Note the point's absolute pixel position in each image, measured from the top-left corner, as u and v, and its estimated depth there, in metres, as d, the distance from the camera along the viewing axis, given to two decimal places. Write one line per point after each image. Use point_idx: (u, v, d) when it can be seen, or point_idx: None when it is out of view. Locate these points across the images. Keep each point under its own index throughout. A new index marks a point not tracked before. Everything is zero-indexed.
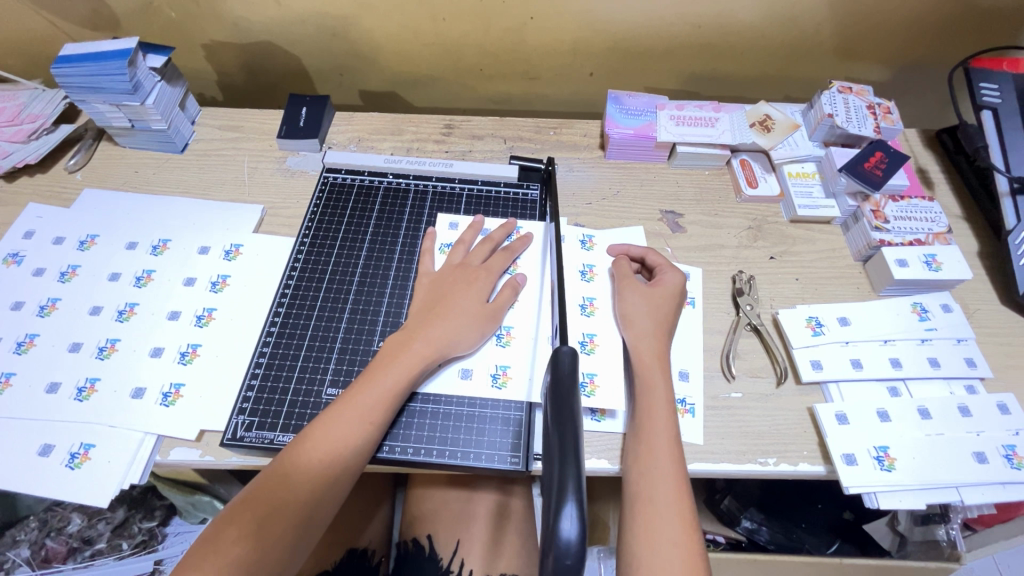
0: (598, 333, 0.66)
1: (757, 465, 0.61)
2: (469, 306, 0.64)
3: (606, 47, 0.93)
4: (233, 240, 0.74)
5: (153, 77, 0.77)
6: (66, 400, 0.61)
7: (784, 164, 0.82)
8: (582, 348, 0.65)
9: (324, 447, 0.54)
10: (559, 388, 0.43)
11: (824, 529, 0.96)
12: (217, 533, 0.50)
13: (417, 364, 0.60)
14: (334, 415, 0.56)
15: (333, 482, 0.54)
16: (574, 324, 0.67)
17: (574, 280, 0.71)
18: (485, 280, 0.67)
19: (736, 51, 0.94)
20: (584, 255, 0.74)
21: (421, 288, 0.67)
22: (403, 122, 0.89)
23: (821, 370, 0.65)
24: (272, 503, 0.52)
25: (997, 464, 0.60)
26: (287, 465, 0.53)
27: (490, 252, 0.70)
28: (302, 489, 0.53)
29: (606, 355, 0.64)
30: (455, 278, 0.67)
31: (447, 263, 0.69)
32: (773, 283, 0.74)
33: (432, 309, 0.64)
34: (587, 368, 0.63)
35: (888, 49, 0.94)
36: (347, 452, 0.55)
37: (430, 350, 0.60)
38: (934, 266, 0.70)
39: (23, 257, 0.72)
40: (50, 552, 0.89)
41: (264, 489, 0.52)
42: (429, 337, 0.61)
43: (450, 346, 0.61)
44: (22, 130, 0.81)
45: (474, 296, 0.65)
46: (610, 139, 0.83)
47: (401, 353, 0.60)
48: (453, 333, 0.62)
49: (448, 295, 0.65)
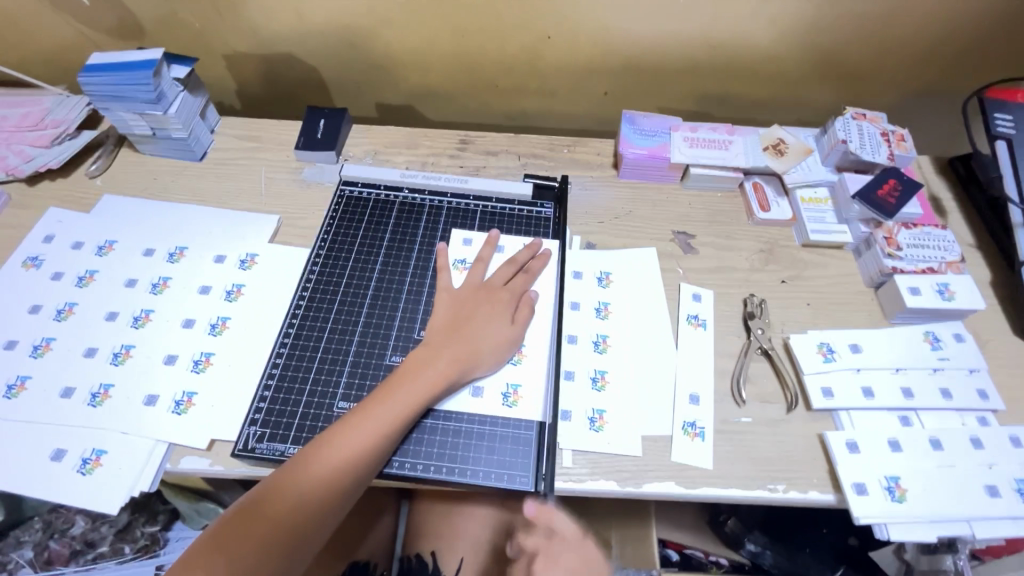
0: (609, 370, 0.66)
1: (766, 492, 0.60)
2: (491, 327, 0.65)
3: (622, 67, 0.94)
4: (249, 250, 0.75)
5: (176, 87, 0.78)
6: (79, 405, 0.61)
7: (796, 188, 0.83)
8: (591, 384, 0.65)
9: (334, 458, 0.54)
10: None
11: (827, 555, 0.95)
12: (221, 537, 0.51)
13: (436, 382, 0.60)
14: (345, 427, 0.56)
15: (341, 495, 0.54)
16: (585, 358, 0.67)
17: (588, 315, 0.71)
18: (506, 303, 0.68)
19: (750, 74, 0.95)
20: (598, 292, 0.73)
21: (440, 305, 0.68)
22: (419, 136, 0.90)
23: (832, 397, 0.65)
24: (278, 512, 0.52)
25: (1009, 498, 0.59)
26: (295, 475, 0.53)
27: (512, 274, 0.71)
28: (309, 499, 0.53)
29: (618, 394, 0.65)
30: (476, 298, 0.68)
31: (468, 282, 0.70)
32: (784, 307, 0.74)
33: (453, 328, 0.65)
34: (597, 404, 0.64)
35: (902, 75, 0.95)
36: (357, 466, 0.55)
37: (452, 370, 0.61)
38: (947, 296, 0.70)
39: (42, 261, 0.72)
40: (52, 554, 0.88)
41: (270, 498, 0.52)
42: (453, 356, 0.62)
43: (470, 366, 0.62)
44: (45, 135, 0.82)
45: (496, 318, 0.66)
46: (624, 159, 0.83)
47: (420, 370, 0.60)
48: (474, 354, 0.63)
49: (469, 315, 0.66)
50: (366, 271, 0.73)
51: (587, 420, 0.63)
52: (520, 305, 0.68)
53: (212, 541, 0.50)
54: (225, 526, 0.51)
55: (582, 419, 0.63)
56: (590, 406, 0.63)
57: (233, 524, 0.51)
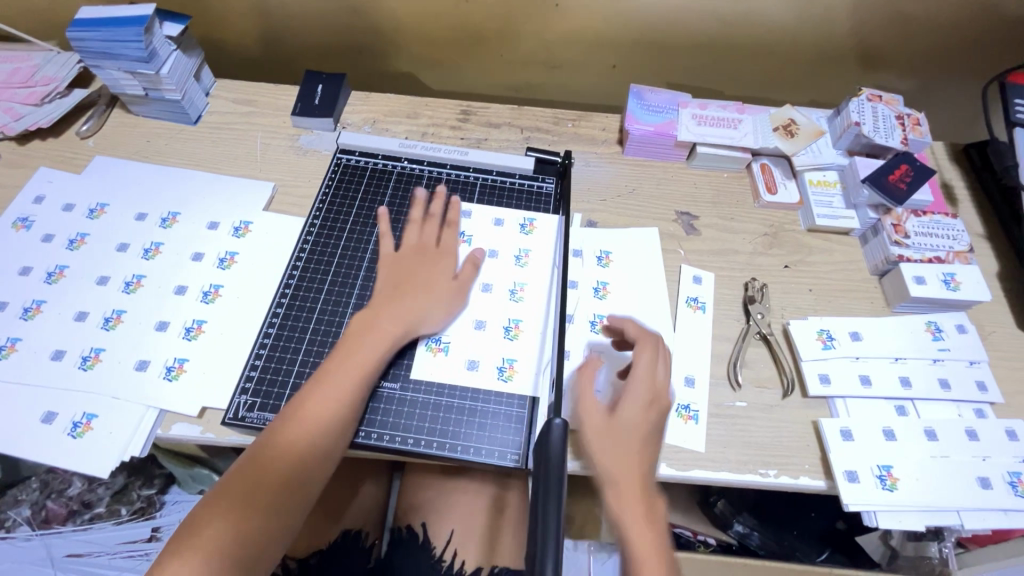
0: (602, 350, 0.66)
1: (757, 476, 0.60)
2: (434, 283, 0.65)
3: (632, 39, 0.91)
4: (242, 217, 0.73)
5: (169, 46, 0.75)
6: (70, 368, 0.61)
7: (805, 171, 0.80)
8: (584, 364, 0.65)
9: (305, 422, 0.55)
10: (544, 464, 0.42)
11: (814, 538, 0.97)
12: (205, 509, 0.50)
13: (389, 341, 0.60)
14: (310, 393, 0.56)
15: (319, 457, 0.54)
16: (577, 340, 0.66)
17: (588, 299, 0.69)
18: (444, 262, 0.68)
19: (765, 51, 0.92)
20: (596, 271, 0.72)
21: (381, 268, 0.67)
22: (420, 105, 0.88)
23: (829, 384, 0.64)
24: (257, 477, 0.52)
25: (1000, 490, 0.59)
26: (272, 441, 0.54)
27: (436, 231, 0.71)
28: (287, 465, 0.53)
29: (614, 375, 0.64)
30: (413, 259, 0.67)
31: (406, 244, 0.69)
32: (786, 293, 0.73)
33: (395, 289, 0.64)
34: (587, 386, 0.64)
35: (922, 56, 0.91)
36: (326, 430, 0.55)
37: (403, 330, 0.61)
38: (953, 286, 0.69)
39: (32, 222, 0.71)
40: (50, 513, 0.90)
41: (251, 466, 0.52)
42: (405, 315, 0.62)
43: (427, 325, 0.63)
44: (36, 92, 0.80)
45: (435, 275, 0.66)
46: (630, 136, 0.81)
47: (372, 332, 0.60)
48: (421, 308, 0.63)
49: (412, 273, 0.66)
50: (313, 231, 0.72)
51: None
52: (465, 264, 0.68)
53: (199, 515, 0.50)
54: (209, 500, 0.51)
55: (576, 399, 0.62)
56: None
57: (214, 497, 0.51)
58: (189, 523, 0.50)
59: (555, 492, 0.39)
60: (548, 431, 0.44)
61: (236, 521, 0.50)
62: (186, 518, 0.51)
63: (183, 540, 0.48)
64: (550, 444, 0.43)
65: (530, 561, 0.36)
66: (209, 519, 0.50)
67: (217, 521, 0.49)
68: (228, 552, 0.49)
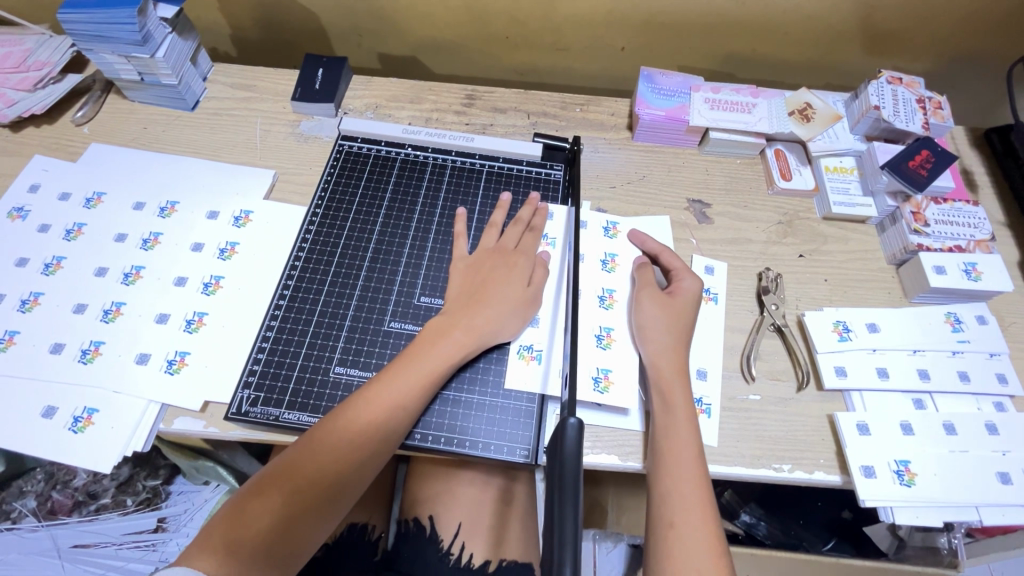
0: (615, 328, 0.64)
1: (771, 471, 0.59)
2: (513, 293, 0.62)
3: (643, 20, 0.88)
4: (243, 206, 0.71)
5: (163, 29, 0.72)
6: (70, 362, 0.60)
7: (821, 157, 0.78)
8: (597, 342, 0.63)
9: (355, 427, 0.54)
10: (557, 471, 0.40)
11: (820, 526, 0.96)
12: (241, 506, 0.50)
13: (455, 352, 0.58)
14: (370, 396, 0.55)
15: (362, 464, 0.54)
16: (590, 317, 0.65)
17: (595, 271, 0.68)
18: (521, 268, 0.65)
19: (780, 33, 0.89)
20: (607, 243, 0.71)
21: (456, 274, 0.65)
22: (423, 89, 0.85)
23: (845, 377, 0.63)
24: (298, 477, 0.51)
25: (1020, 485, 0.58)
26: (315, 440, 0.53)
27: (521, 234, 0.68)
28: (330, 468, 0.52)
29: (622, 352, 0.63)
30: (492, 263, 0.65)
31: (480, 248, 0.67)
32: (800, 283, 0.71)
33: (467, 298, 0.62)
34: (601, 364, 0.62)
35: (943, 38, 0.88)
36: (371, 440, 0.54)
37: (469, 341, 0.59)
38: (973, 276, 0.67)
39: (27, 212, 0.69)
40: (56, 504, 0.89)
41: (291, 466, 0.52)
42: (471, 325, 0.60)
43: (490, 336, 0.60)
44: (28, 77, 0.78)
45: (515, 283, 0.63)
46: (640, 121, 0.79)
47: (436, 342, 0.59)
48: (497, 321, 0.61)
49: (486, 281, 0.63)
50: (363, 229, 0.70)
51: (592, 380, 0.60)
52: (537, 267, 0.66)
53: (233, 509, 0.50)
54: (244, 496, 0.51)
55: (586, 379, 0.60)
56: (596, 365, 0.61)
57: (251, 494, 0.50)
58: (221, 518, 0.49)
59: (572, 492, 0.38)
60: (562, 429, 0.42)
61: (271, 523, 0.49)
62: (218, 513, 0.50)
63: (216, 534, 0.48)
64: (565, 445, 0.41)
65: (545, 567, 0.34)
66: (245, 516, 0.49)
67: (253, 518, 0.49)
68: (263, 552, 0.48)
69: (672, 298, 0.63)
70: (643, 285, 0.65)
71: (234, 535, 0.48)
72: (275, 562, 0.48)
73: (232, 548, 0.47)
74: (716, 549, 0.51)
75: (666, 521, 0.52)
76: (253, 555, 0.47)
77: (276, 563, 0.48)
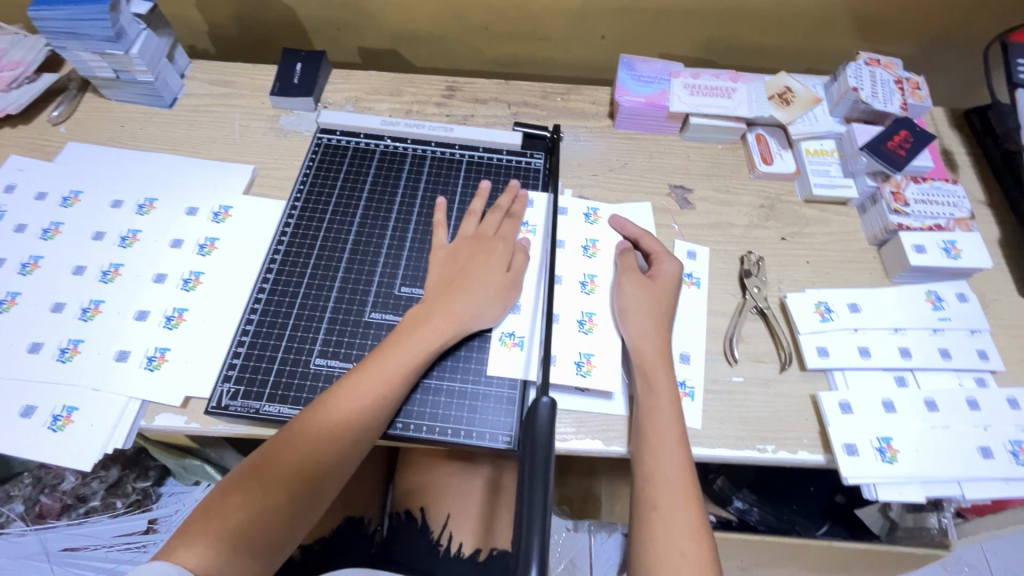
0: (597, 313, 0.64)
1: (755, 452, 0.59)
2: (493, 279, 0.62)
3: (622, 8, 0.88)
4: (222, 202, 0.71)
5: (137, 25, 0.72)
6: (49, 361, 0.59)
7: (801, 140, 0.78)
8: (579, 327, 0.63)
9: (334, 417, 0.53)
10: (529, 449, 0.40)
11: (814, 512, 0.96)
12: (221, 499, 0.49)
13: (436, 339, 0.58)
14: (349, 386, 0.55)
15: (345, 452, 0.53)
16: (571, 302, 0.65)
17: (576, 256, 0.68)
18: (501, 254, 0.65)
19: (759, 19, 0.89)
20: (586, 228, 0.71)
21: (437, 262, 0.65)
22: (403, 82, 0.85)
23: (827, 357, 0.63)
24: (279, 469, 0.51)
25: (1001, 459, 0.58)
26: (295, 431, 0.53)
27: (500, 221, 0.68)
28: (311, 457, 0.52)
29: (605, 336, 0.63)
30: (471, 250, 0.65)
31: (459, 236, 0.67)
32: (782, 266, 0.71)
33: (447, 285, 0.62)
34: (584, 348, 0.62)
35: (919, 21, 0.89)
36: (352, 428, 0.53)
37: (449, 328, 0.59)
38: (953, 254, 0.67)
39: (3, 212, 0.69)
40: (44, 508, 0.89)
41: (272, 456, 0.52)
42: (451, 312, 0.60)
43: (471, 321, 0.60)
44: (2, 77, 0.77)
45: (495, 269, 0.63)
46: (620, 108, 0.79)
47: (416, 330, 0.58)
48: (479, 307, 0.60)
49: (468, 268, 0.63)
50: (343, 220, 0.70)
51: (574, 364, 0.60)
52: (517, 252, 0.66)
53: (214, 502, 0.50)
54: (226, 488, 0.50)
55: (568, 364, 0.60)
56: (577, 350, 0.61)
57: (232, 485, 0.50)
58: (202, 510, 0.49)
59: (542, 472, 0.38)
60: (535, 409, 0.42)
61: (253, 513, 0.49)
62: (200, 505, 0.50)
63: (196, 526, 0.48)
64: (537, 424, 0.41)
65: (515, 546, 0.34)
66: (225, 507, 0.49)
67: (232, 510, 0.49)
68: (242, 544, 0.48)
69: (653, 281, 0.63)
70: (625, 269, 0.65)
71: (215, 527, 0.47)
72: (255, 555, 0.48)
73: (214, 539, 0.47)
74: (698, 531, 0.51)
75: (650, 505, 0.52)
76: (231, 547, 0.47)
77: (256, 556, 0.48)
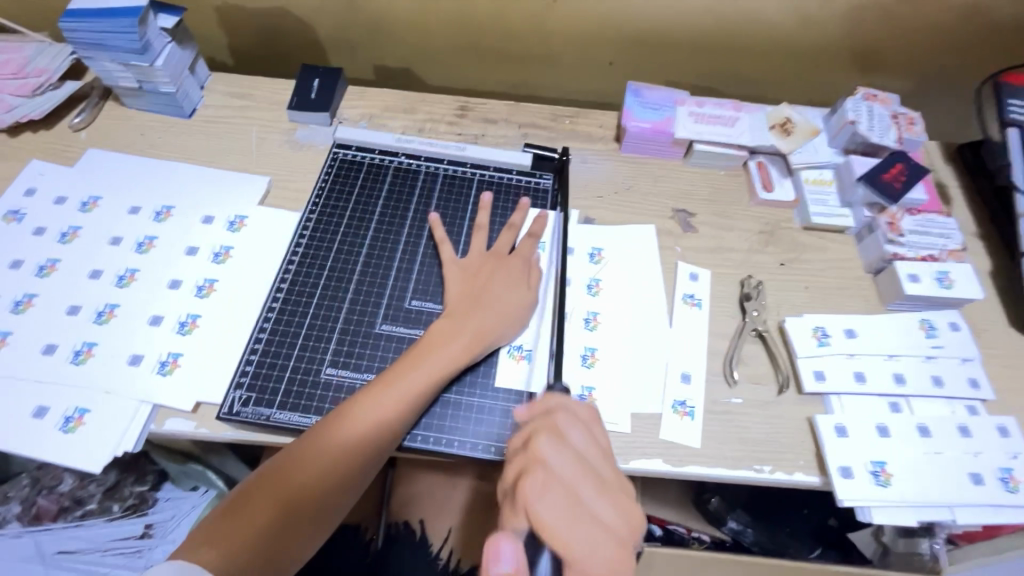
0: (600, 347, 0.66)
1: (751, 472, 0.61)
2: (509, 296, 0.65)
3: (629, 36, 0.91)
4: (237, 212, 0.73)
5: (163, 38, 0.74)
6: (62, 362, 0.60)
7: (801, 169, 0.81)
8: (582, 361, 0.65)
9: (354, 433, 0.55)
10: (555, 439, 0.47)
11: (806, 534, 0.97)
12: (241, 502, 0.52)
13: (459, 357, 0.60)
14: (369, 401, 0.56)
15: (361, 466, 0.55)
16: (574, 338, 0.66)
17: (580, 295, 0.69)
18: (516, 277, 0.67)
19: (761, 52, 0.92)
20: (590, 268, 0.72)
21: (453, 277, 0.67)
22: (416, 100, 0.87)
23: (824, 381, 0.65)
24: (297, 480, 0.53)
25: (992, 486, 0.60)
26: (315, 442, 0.54)
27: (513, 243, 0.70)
28: (329, 469, 0.54)
29: (608, 370, 0.65)
30: (489, 268, 0.67)
31: (473, 252, 0.69)
32: (781, 291, 0.73)
33: (466, 304, 0.64)
34: (585, 382, 0.64)
35: (914, 59, 0.93)
36: (371, 446, 0.55)
37: (470, 347, 0.61)
38: (946, 284, 0.69)
39: (23, 215, 0.70)
40: (40, 509, 0.88)
41: (291, 465, 0.53)
42: (474, 330, 0.61)
43: (489, 342, 0.62)
44: (27, 84, 0.79)
45: (511, 286, 0.66)
46: (627, 133, 0.81)
47: (437, 350, 0.60)
48: (497, 325, 0.63)
49: (486, 285, 0.65)
50: (363, 236, 0.71)
51: (576, 397, 0.62)
52: (532, 270, 0.68)
53: (231, 507, 0.52)
54: (247, 492, 0.52)
55: (570, 396, 0.62)
56: (579, 383, 0.63)
57: (255, 491, 0.52)
58: (222, 514, 0.51)
59: None
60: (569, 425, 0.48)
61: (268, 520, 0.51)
62: (220, 506, 0.52)
63: (214, 531, 0.49)
64: None
65: None
66: (242, 514, 0.51)
67: (251, 518, 0.51)
68: (259, 552, 0.50)
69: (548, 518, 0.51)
70: None
71: (229, 535, 0.49)
72: (269, 562, 0.50)
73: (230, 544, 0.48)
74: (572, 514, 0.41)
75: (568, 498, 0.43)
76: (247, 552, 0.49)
77: (272, 562, 0.50)
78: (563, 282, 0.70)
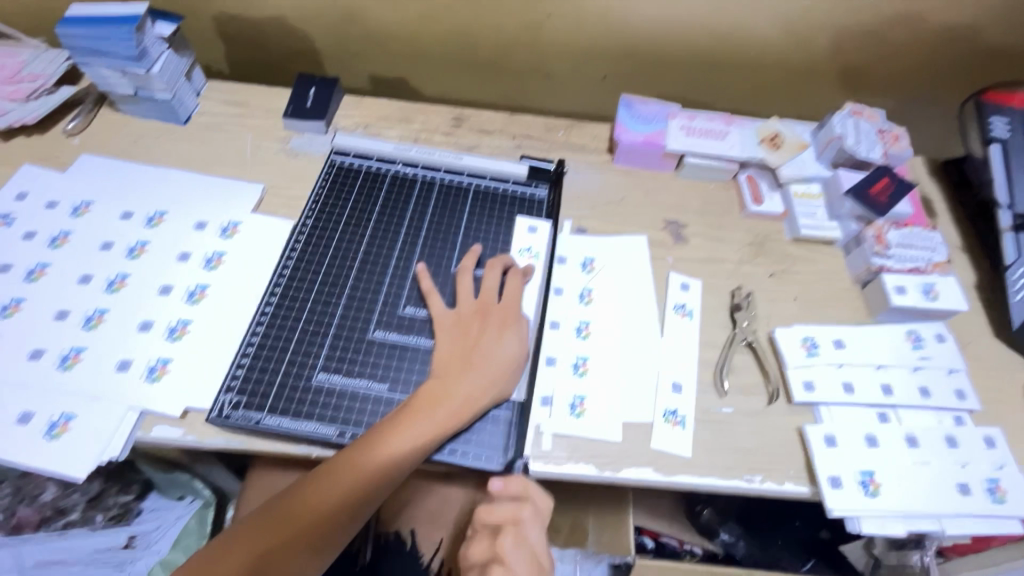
0: (591, 357, 0.66)
1: (742, 482, 0.61)
2: (505, 320, 0.64)
3: (622, 51, 0.93)
4: (231, 218, 0.73)
5: (160, 45, 0.75)
6: (49, 368, 0.60)
7: (790, 183, 0.82)
8: (573, 370, 0.65)
9: (350, 479, 0.54)
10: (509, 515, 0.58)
11: (798, 547, 0.97)
12: (240, 536, 0.53)
13: (460, 398, 0.58)
14: (366, 450, 0.54)
15: (359, 508, 0.54)
16: (565, 347, 0.67)
17: (572, 304, 0.70)
18: (511, 321, 0.64)
19: (751, 69, 0.94)
20: (582, 278, 0.72)
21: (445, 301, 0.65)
22: (413, 111, 0.88)
23: (813, 391, 0.65)
24: (296, 518, 0.53)
25: (978, 496, 0.60)
26: (314, 484, 0.54)
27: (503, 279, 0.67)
28: (326, 510, 0.53)
29: (599, 379, 0.65)
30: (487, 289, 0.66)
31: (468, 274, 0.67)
32: (771, 301, 0.74)
33: (461, 347, 0.62)
34: (576, 391, 0.64)
35: (898, 78, 0.95)
36: (371, 489, 0.54)
37: (470, 385, 0.59)
38: (932, 296, 0.71)
39: (13, 219, 0.70)
40: (20, 520, 0.83)
41: (290, 503, 0.54)
42: (472, 361, 0.60)
43: (485, 386, 0.59)
44: (21, 88, 0.79)
45: (509, 311, 0.65)
46: (620, 145, 0.82)
47: (434, 400, 0.57)
48: (495, 353, 0.61)
49: (484, 311, 0.64)
50: (359, 266, 0.70)
51: (567, 406, 0.62)
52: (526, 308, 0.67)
53: (232, 538, 0.53)
54: (247, 527, 0.53)
55: (562, 405, 0.63)
56: (570, 392, 0.63)
57: (254, 528, 0.53)
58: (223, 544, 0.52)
59: None
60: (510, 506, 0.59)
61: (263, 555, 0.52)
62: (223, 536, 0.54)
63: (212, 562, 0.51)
64: None
65: None
66: (239, 548, 0.52)
67: (243, 550, 0.52)
68: None
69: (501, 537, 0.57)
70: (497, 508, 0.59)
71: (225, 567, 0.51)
72: None
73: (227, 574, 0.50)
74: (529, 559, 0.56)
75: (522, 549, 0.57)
76: None
77: None
78: (556, 290, 0.71)
